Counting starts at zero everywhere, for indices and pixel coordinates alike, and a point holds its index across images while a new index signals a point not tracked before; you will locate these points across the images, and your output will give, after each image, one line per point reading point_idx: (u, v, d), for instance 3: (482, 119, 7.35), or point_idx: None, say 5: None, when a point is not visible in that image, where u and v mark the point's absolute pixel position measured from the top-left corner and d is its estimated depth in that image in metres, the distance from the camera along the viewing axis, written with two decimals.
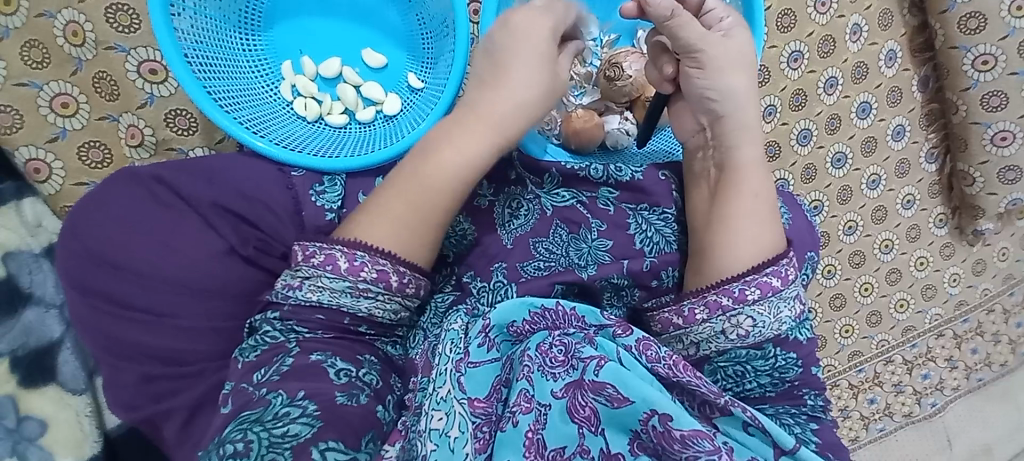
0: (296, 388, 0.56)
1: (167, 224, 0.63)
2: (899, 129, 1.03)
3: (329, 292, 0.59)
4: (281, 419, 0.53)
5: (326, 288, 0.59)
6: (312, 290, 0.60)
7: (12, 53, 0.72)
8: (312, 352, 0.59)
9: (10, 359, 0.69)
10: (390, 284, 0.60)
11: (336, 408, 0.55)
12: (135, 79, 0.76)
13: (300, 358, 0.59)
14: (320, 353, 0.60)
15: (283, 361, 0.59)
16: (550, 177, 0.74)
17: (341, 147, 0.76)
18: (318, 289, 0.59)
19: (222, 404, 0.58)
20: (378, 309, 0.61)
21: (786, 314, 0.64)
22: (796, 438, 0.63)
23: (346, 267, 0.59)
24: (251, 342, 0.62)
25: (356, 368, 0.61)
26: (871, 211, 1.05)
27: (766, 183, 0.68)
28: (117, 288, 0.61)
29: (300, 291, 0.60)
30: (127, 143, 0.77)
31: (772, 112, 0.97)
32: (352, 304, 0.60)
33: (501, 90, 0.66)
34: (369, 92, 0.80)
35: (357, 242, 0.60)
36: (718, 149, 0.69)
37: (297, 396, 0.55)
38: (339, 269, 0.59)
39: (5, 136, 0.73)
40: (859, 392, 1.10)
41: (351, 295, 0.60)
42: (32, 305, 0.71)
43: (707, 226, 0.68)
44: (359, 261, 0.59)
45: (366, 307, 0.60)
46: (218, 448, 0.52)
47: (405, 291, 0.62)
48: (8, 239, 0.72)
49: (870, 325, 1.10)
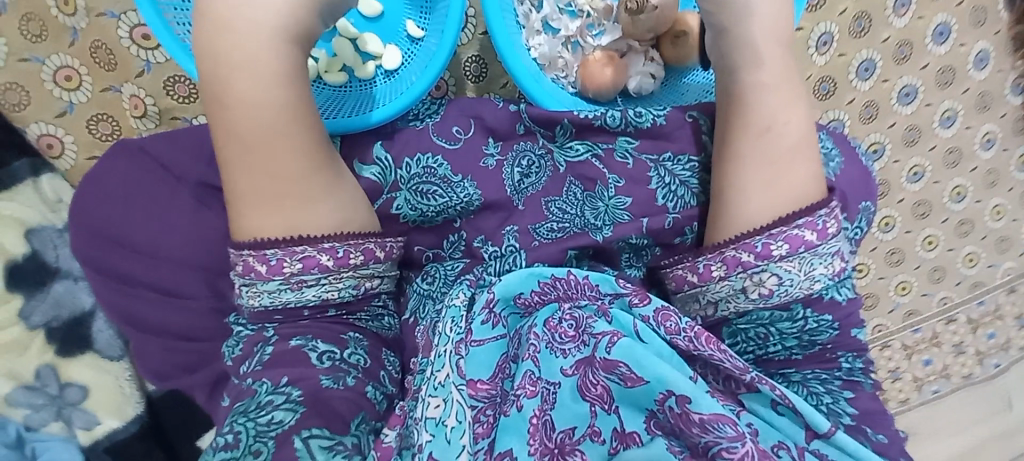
0: (279, 374, 0.54)
1: (163, 200, 0.62)
2: (981, 56, 0.88)
3: (267, 294, 0.56)
4: (264, 407, 0.52)
5: (262, 292, 0.56)
6: (252, 295, 0.57)
7: (12, 29, 0.71)
8: (291, 338, 0.57)
9: (47, 330, 0.72)
10: (325, 264, 0.56)
11: (321, 393, 0.53)
12: (130, 46, 0.74)
13: (279, 345, 0.56)
14: (299, 338, 0.57)
15: (263, 350, 0.57)
16: (562, 129, 0.67)
17: (340, 108, 0.72)
18: (257, 294, 0.56)
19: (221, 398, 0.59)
20: (329, 292, 0.57)
21: (820, 272, 0.57)
22: (827, 412, 0.56)
23: (267, 269, 0.56)
24: (232, 342, 0.61)
25: (340, 349, 0.58)
26: (942, 154, 0.91)
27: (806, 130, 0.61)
28: (125, 268, 0.62)
29: (243, 299, 0.58)
30: (133, 115, 0.76)
31: (828, 41, 0.83)
32: (297, 299, 0.57)
33: None
34: (367, 46, 0.75)
35: (265, 241, 0.55)
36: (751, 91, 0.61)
37: (280, 383, 0.53)
38: (262, 272, 0.56)
39: (15, 114, 0.73)
40: (913, 354, 1.00)
41: (291, 290, 0.56)
42: (61, 278, 0.72)
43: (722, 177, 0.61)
44: (275, 260, 0.55)
45: (314, 295, 0.57)
46: (209, 441, 0.51)
47: (351, 262, 0.58)
48: (28, 215, 0.72)
49: (931, 282, 0.98)
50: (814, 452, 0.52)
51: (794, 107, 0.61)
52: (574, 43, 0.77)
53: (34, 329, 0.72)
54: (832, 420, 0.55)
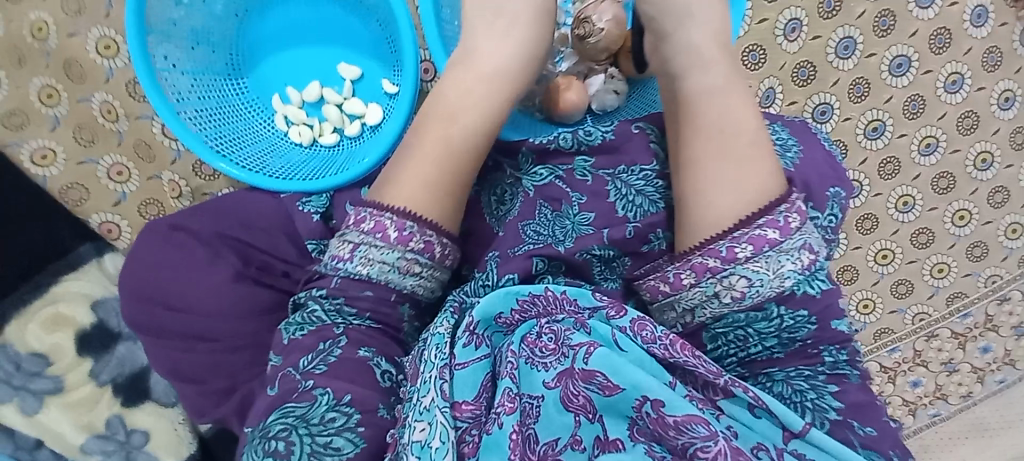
0: (343, 390, 0.58)
1: (183, 261, 0.72)
2: (978, 12, 0.83)
3: (379, 265, 0.61)
4: (327, 426, 0.56)
5: (376, 261, 0.61)
6: (363, 263, 0.61)
7: (69, 139, 0.87)
8: (360, 346, 0.62)
9: (113, 385, 0.84)
10: (434, 255, 0.62)
11: (375, 418, 0.58)
12: (163, 139, 0.88)
13: (347, 350, 0.61)
14: (367, 349, 0.62)
15: (331, 351, 0.61)
16: (524, 157, 0.71)
17: (333, 166, 0.81)
18: (368, 262, 0.61)
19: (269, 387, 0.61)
20: (422, 288, 0.63)
21: (790, 269, 0.54)
22: (811, 407, 0.56)
23: (395, 237, 0.61)
24: (297, 319, 0.65)
25: (396, 371, 0.64)
26: (955, 120, 0.86)
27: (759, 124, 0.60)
28: (157, 324, 0.71)
29: (350, 264, 0.62)
30: (171, 196, 0.90)
31: (796, 27, 0.82)
32: (398, 281, 0.61)
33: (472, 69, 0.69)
34: (351, 108, 0.84)
35: (407, 213, 0.61)
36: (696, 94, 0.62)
37: (343, 399, 0.58)
38: (388, 238, 0.60)
39: (79, 207, 0.88)
40: (966, 342, 0.91)
41: (399, 272, 0.61)
42: (123, 340, 0.85)
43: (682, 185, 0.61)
44: (405, 233, 0.61)
45: (410, 285, 0.62)
46: (263, 441, 0.56)
47: (445, 262, 0.64)
48: (93, 289, 0.85)
49: (973, 260, 0.90)
50: (792, 452, 0.53)
51: (745, 103, 0.61)
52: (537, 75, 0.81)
53: (103, 384, 0.84)
54: (815, 415, 0.56)
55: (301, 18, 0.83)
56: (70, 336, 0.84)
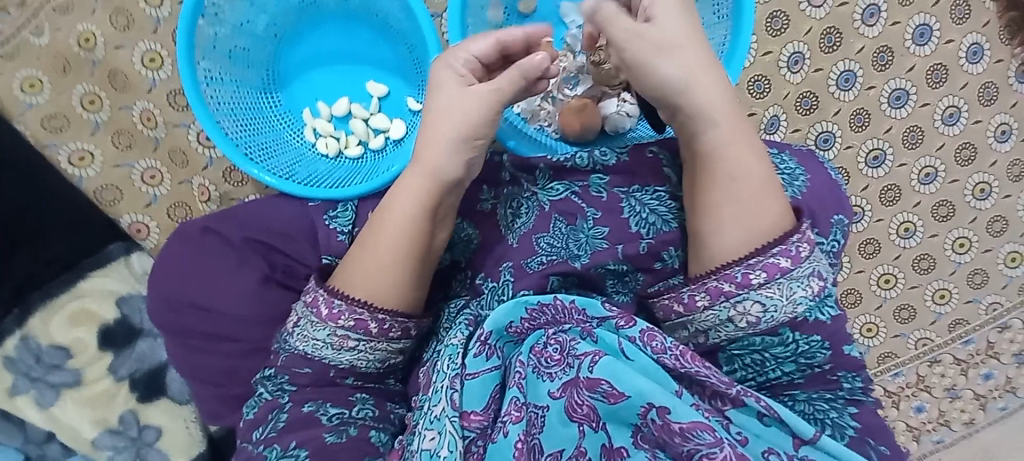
0: (289, 440, 0.63)
1: (213, 263, 0.75)
2: (974, 49, 0.87)
3: (313, 341, 0.64)
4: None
5: (311, 339, 0.64)
6: (300, 340, 0.65)
7: (107, 142, 0.91)
8: (303, 404, 0.65)
9: (132, 380, 0.87)
10: (369, 329, 0.64)
11: (326, 449, 0.62)
12: (197, 147, 0.93)
13: (293, 412, 0.65)
14: (311, 404, 0.65)
15: (277, 417, 0.65)
16: (541, 173, 0.74)
17: (357, 176, 0.87)
18: (305, 340, 0.65)
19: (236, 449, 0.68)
20: (360, 360, 0.65)
21: (801, 295, 0.59)
22: (831, 425, 0.59)
23: (326, 313, 0.64)
24: (254, 399, 0.69)
25: (348, 409, 0.66)
26: (952, 152, 0.89)
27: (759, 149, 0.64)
28: (187, 323, 0.75)
29: (291, 339, 0.66)
30: (200, 200, 0.94)
31: (800, 60, 0.86)
32: (333, 356, 0.65)
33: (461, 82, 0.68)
34: (377, 123, 0.89)
35: (334, 290, 0.64)
36: None
37: (288, 447, 0.63)
38: (320, 315, 0.64)
39: (112, 207, 0.92)
40: (969, 368, 0.92)
41: (332, 348, 0.64)
42: (145, 336, 0.88)
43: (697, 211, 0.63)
44: (336, 309, 0.63)
45: (347, 358, 0.65)
46: None
47: (389, 333, 0.65)
48: (121, 287, 0.88)
49: (973, 286, 0.92)
50: (803, 458, 0.56)
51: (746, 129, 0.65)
52: (553, 97, 0.86)
53: (121, 379, 0.87)
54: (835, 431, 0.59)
55: (333, 38, 0.88)
56: (93, 332, 0.87)
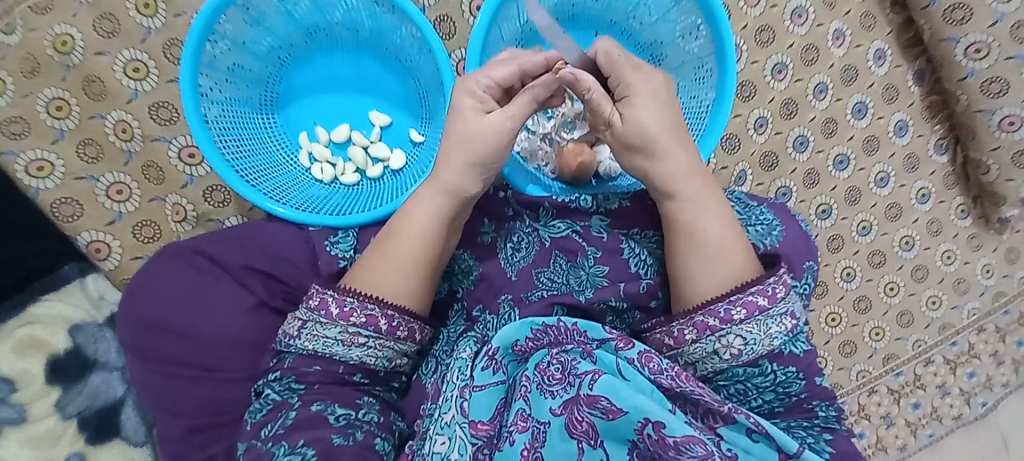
0: (297, 437, 0.62)
1: (204, 287, 0.73)
2: (900, 125, 1.02)
3: (323, 340, 0.66)
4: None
5: (320, 336, 0.66)
6: (309, 339, 0.66)
7: (70, 153, 0.85)
8: (312, 403, 0.65)
9: (79, 419, 0.82)
10: (379, 327, 0.67)
11: (332, 450, 0.62)
12: (177, 164, 0.88)
13: (302, 411, 0.65)
14: (319, 403, 0.65)
15: (286, 415, 0.65)
16: (544, 211, 0.77)
17: (354, 204, 0.85)
18: (314, 338, 0.66)
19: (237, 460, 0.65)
20: (370, 357, 0.67)
21: (776, 330, 0.64)
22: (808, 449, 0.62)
23: (337, 312, 0.66)
24: (257, 404, 0.68)
25: (355, 411, 0.66)
26: (884, 209, 1.03)
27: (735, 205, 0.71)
28: (166, 349, 0.71)
29: (298, 340, 0.67)
30: (174, 219, 0.88)
31: (763, 124, 0.99)
32: (343, 353, 0.66)
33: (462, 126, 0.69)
34: (377, 151, 0.89)
35: (347, 289, 0.67)
36: None
37: (297, 444, 0.62)
38: (331, 314, 0.66)
39: (69, 224, 0.85)
40: (901, 398, 1.05)
41: (343, 344, 0.66)
42: (98, 369, 0.84)
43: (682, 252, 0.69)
44: (348, 307, 0.66)
45: (357, 355, 0.67)
46: None
47: (396, 333, 0.68)
48: (75, 313, 0.84)
49: (902, 326, 1.06)
50: None
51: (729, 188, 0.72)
52: (550, 138, 0.89)
53: (68, 418, 0.82)
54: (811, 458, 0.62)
55: (339, 65, 0.89)
56: (41, 362, 0.82)
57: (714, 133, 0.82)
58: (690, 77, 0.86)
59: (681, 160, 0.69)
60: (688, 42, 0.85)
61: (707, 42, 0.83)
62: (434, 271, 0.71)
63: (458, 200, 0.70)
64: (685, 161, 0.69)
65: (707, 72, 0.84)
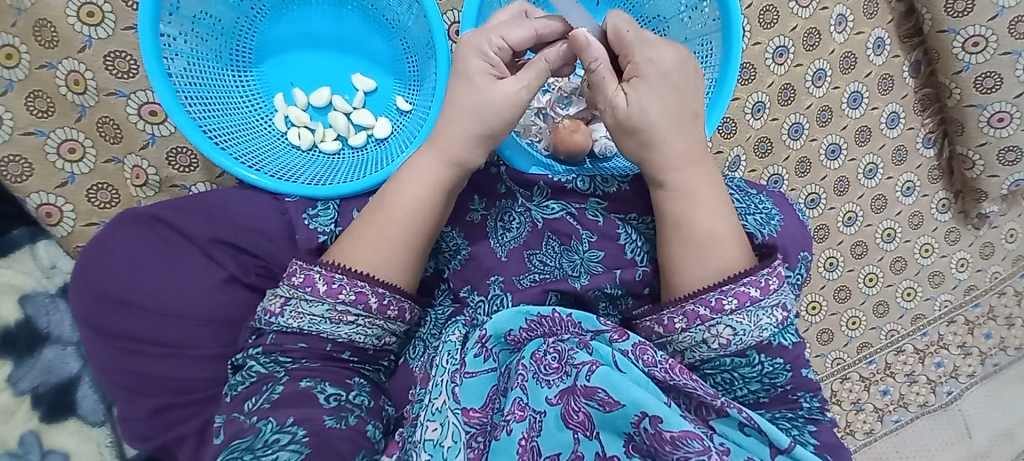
0: (285, 415, 0.59)
1: (169, 259, 0.67)
2: (892, 116, 1.02)
3: (309, 317, 0.62)
4: (270, 446, 0.57)
5: (306, 314, 0.62)
6: (293, 316, 0.63)
7: (18, 105, 0.77)
8: (301, 379, 0.62)
9: (33, 395, 0.77)
10: (369, 305, 0.63)
11: (324, 432, 0.59)
12: (137, 121, 0.80)
13: (290, 386, 0.62)
14: (309, 380, 0.62)
15: (273, 389, 0.62)
16: (539, 190, 0.73)
17: (335, 173, 0.79)
18: (298, 315, 0.62)
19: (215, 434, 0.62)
20: (359, 335, 0.64)
21: (767, 321, 0.62)
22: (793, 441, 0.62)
23: (324, 290, 0.62)
24: (238, 377, 0.65)
25: (346, 391, 0.63)
26: (870, 201, 1.04)
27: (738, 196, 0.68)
28: (127, 325, 0.66)
29: (280, 318, 0.63)
30: (133, 184, 0.81)
31: (761, 109, 0.97)
32: (331, 331, 0.63)
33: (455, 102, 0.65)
34: (360, 118, 0.83)
35: (336, 265, 0.63)
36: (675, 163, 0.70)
37: (286, 422, 0.59)
38: (317, 291, 0.62)
39: (17, 185, 0.78)
40: (871, 384, 1.09)
41: (331, 321, 0.63)
42: (51, 343, 0.78)
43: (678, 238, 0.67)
44: (336, 284, 0.62)
45: (346, 333, 0.63)
46: None
47: (387, 313, 0.64)
48: (25, 282, 0.78)
49: (878, 315, 1.09)
50: None
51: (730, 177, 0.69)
52: (545, 114, 0.85)
53: (21, 394, 0.76)
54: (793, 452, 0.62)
55: (319, 22, 0.82)
56: None
57: (718, 113, 0.79)
58: (692, 56, 0.83)
59: (687, 142, 0.66)
60: (692, 18, 0.81)
61: (712, 19, 0.80)
62: (420, 253, 0.67)
63: (447, 177, 0.67)
64: (686, 146, 0.66)
65: (711, 51, 0.81)
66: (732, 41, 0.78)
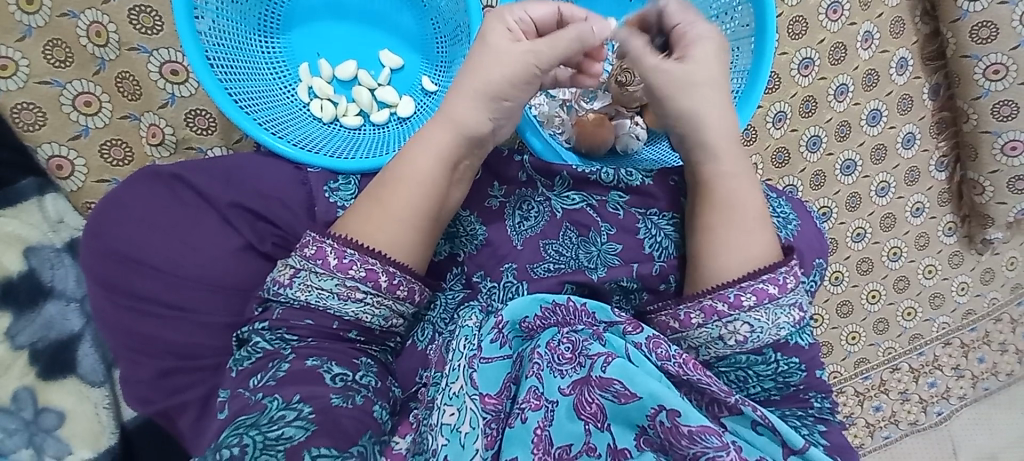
0: (292, 392, 0.58)
1: (186, 220, 0.66)
2: (909, 137, 1.03)
3: (318, 291, 0.61)
4: (276, 422, 0.56)
5: (314, 287, 0.61)
6: (302, 289, 0.61)
7: (36, 52, 0.75)
8: (308, 357, 0.61)
9: (31, 351, 0.76)
10: (379, 283, 0.62)
11: (330, 410, 0.58)
12: (157, 79, 0.78)
13: (295, 364, 0.61)
14: (315, 358, 0.61)
15: (279, 366, 0.60)
16: (560, 180, 0.73)
17: (356, 149, 0.78)
18: (307, 289, 0.61)
19: (220, 409, 0.60)
20: (366, 314, 0.63)
21: (785, 320, 0.63)
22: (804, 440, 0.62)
23: (335, 264, 0.61)
24: (243, 352, 0.63)
25: (352, 371, 0.62)
26: (879, 218, 1.05)
27: (760, 202, 0.67)
28: (138, 284, 0.64)
29: (289, 289, 0.62)
30: (148, 142, 0.79)
31: (782, 118, 0.97)
32: (339, 307, 0.62)
33: (481, 86, 0.64)
34: (384, 95, 0.82)
35: (349, 240, 0.62)
36: (701, 163, 0.68)
37: (292, 399, 0.58)
38: (328, 265, 0.61)
39: (29, 133, 0.76)
40: (865, 400, 1.10)
41: (339, 298, 0.61)
42: (54, 299, 0.77)
43: (699, 232, 0.67)
44: (347, 259, 0.61)
45: (353, 311, 0.62)
46: (214, 452, 0.55)
47: (395, 292, 0.63)
48: (30, 234, 0.77)
49: (877, 332, 1.10)
50: None
51: (755, 186, 0.68)
52: (570, 106, 0.84)
53: (19, 348, 0.76)
54: None
55: None
56: None
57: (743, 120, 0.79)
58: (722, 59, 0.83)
59: (712, 137, 0.67)
60: (724, 21, 0.81)
61: (744, 24, 0.80)
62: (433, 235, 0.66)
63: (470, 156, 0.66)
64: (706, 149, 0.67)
65: (740, 56, 0.81)
66: (764, 48, 0.78)
